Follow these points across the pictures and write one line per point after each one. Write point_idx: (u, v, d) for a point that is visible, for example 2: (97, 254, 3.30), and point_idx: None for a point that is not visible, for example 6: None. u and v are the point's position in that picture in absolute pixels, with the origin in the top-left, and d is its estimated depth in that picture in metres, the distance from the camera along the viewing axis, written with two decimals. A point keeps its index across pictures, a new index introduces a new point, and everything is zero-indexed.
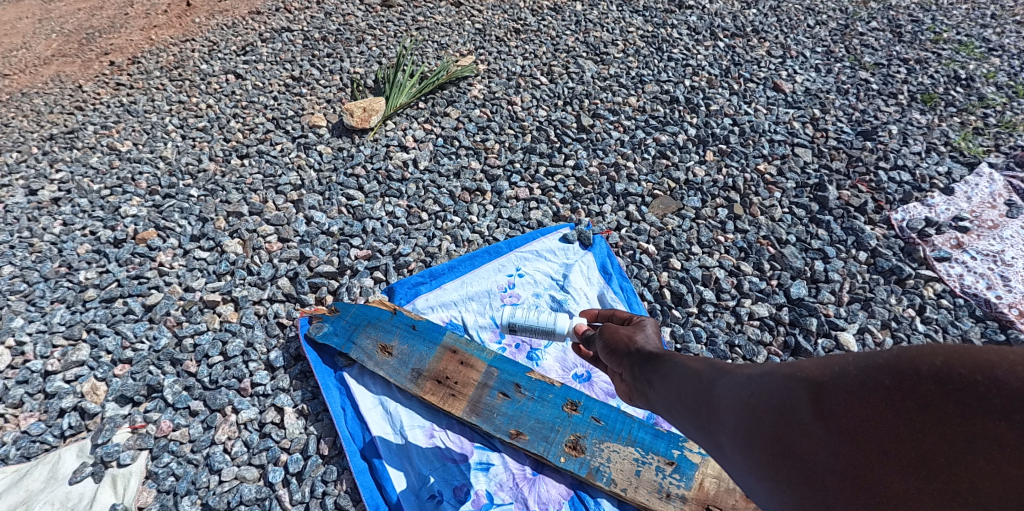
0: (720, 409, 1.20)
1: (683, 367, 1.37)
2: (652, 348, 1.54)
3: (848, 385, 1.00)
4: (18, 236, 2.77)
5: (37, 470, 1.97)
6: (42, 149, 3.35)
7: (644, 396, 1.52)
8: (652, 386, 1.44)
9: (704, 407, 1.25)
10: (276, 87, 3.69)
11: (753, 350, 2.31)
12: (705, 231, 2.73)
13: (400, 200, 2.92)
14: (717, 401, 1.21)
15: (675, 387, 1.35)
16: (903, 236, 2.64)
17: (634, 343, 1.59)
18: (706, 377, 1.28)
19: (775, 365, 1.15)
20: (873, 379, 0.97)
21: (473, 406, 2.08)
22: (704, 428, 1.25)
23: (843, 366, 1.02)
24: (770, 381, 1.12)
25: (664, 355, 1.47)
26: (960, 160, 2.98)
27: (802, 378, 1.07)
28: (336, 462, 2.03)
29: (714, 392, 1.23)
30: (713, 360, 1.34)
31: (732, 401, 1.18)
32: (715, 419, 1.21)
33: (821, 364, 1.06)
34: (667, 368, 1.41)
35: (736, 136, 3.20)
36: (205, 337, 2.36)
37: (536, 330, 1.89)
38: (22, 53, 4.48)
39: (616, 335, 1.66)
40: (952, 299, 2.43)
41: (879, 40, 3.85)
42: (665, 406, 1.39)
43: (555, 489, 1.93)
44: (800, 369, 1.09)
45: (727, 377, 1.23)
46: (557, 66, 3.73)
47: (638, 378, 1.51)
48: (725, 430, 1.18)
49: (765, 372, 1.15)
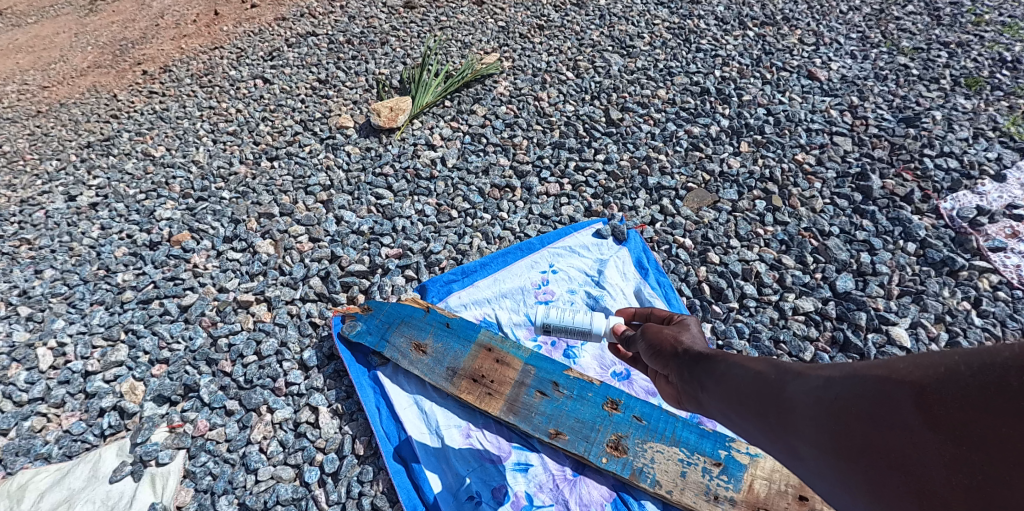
0: (798, 415, 1.10)
1: (741, 368, 1.27)
2: (701, 348, 1.45)
3: (964, 388, 0.91)
4: (59, 241, 2.84)
5: (79, 469, 1.99)
6: (81, 156, 3.42)
7: (695, 400, 1.42)
8: (708, 389, 1.34)
9: (776, 412, 1.15)
10: (303, 90, 3.71)
11: (800, 346, 2.22)
12: (743, 223, 2.65)
13: (429, 199, 2.90)
14: (794, 405, 1.11)
15: (735, 389, 1.25)
16: (953, 226, 2.51)
17: (680, 344, 1.50)
18: (774, 380, 1.18)
19: (858, 365, 1.06)
20: (994, 380, 0.89)
21: (510, 405, 2.04)
22: (776, 435, 1.15)
23: (951, 365, 0.94)
24: (861, 384, 1.03)
25: (716, 355, 1.38)
26: (1011, 145, 2.83)
27: (902, 381, 0.98)
28: (372, 462, 2.01)
29: (787, 395, 1.13)
30: (772, 359, 1.24)
31: (814, 407, 1.08)
32: (791, 427, 1.11)
33: (925, 365, 0.96)
34: (723, 369, 1.32)
35: (772, 126, 3.10)
36: (239, 337, 2.37)
37: (571, 331, 1.84)
38: (60, 66, 4.61)
39: (660, 336, 1.57)
40: (1009, 292, 2.30)
41: (917, 24, 3.70)
42: (723, 411, 1.29)
43: (597, 490, 1.88)
44: (894, 370, 1.00)
45: (800, 379, 1.13)
46: (583, 61, 3.67)
47: (688, 380, 1.41)
48: (807, 439, 1.08)
49: (849, 374, 1.06)
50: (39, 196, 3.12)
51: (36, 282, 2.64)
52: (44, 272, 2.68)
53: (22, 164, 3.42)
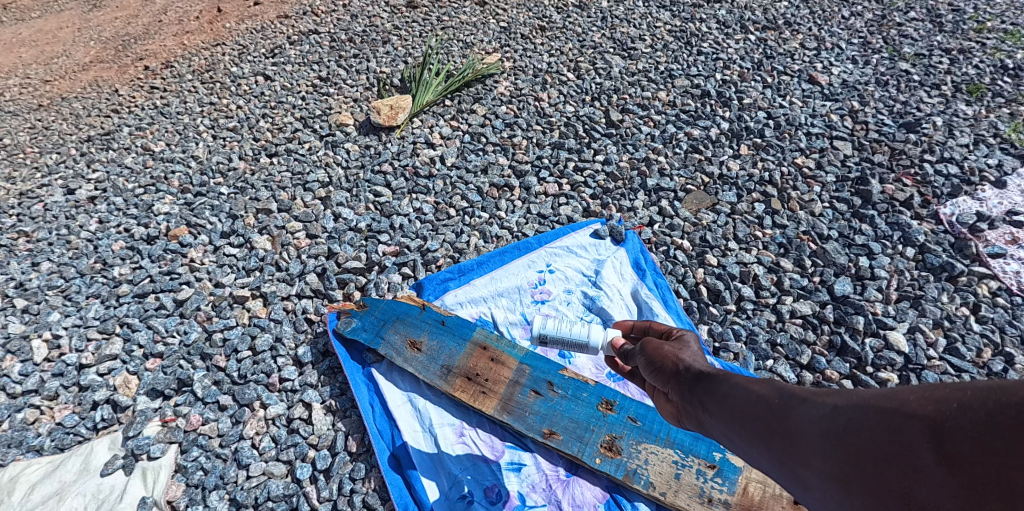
0: (806, 445, 1.08)
1: (745, 391, 1.25)
2: (702, 367, 1.42)
3: (972, 425, 0.89)
4: (56, 234, 2.83)
5: (71, 461, 1.98)
6: (81, 150, 3.42)
7: (697, 419, 1.40)
8: (710, 411, 1.31)
9: (781, 440, 1.13)
10: (304, 87, 3.71)
11: (797, 350, 2.20)
12: (742, 226, 2.64)
13: (428, 197, 2.89)
14: (800, 434, 1.09)
15: (739, 413, 1.22)
16: (953, 231, 2.50)
17: (681, 361, 1.47)
18: (780, 407, 1.15)
19: (867, 394, 1.04)
20: (1003, 418, 0.87)
21: (505, 403, 2.03)
22: (783, 463, 1.13)
23: (961, 401, 0.92)
24: (869, 415, 1.01)
25: (718, 375, 1.35)
26: (1011, 152, 2.82)
27: (912, 415, 0.96)
28: (364, 459, 2.00)
29: (793, 422, 1.11)
30: (776, 383, 1.22)
31: (820, 437, 1.06)
32: (799, 455, 1.09)
33: (935, 400, 0.94)
34: (725, 391, 1.29)
35: (772, 129, 3.09)
36: (234, 332, 2.36)
37: (567, 343, 1.83)
38: (63, 60, 4.62)
39: (659, 353, 1.55)
40: (1009, 298, 2.28)
41: (919, 30, 3.69)
42: (726, 434, 1.27)
43: (590, 491, 1.86)
44: (903, 403, 0.98)
45: (805, 406, 1.11)
46: (584, 62, 3.67)
47: (690, 401, 1.38)
48: (815, 469, 1.06)
49: (856, 403, 1.04)
50: (38, 189, 3.11)
51: (33, 275, 2.63)
52: (41, 265, 2.68)
53: (22, 157, 3.43)
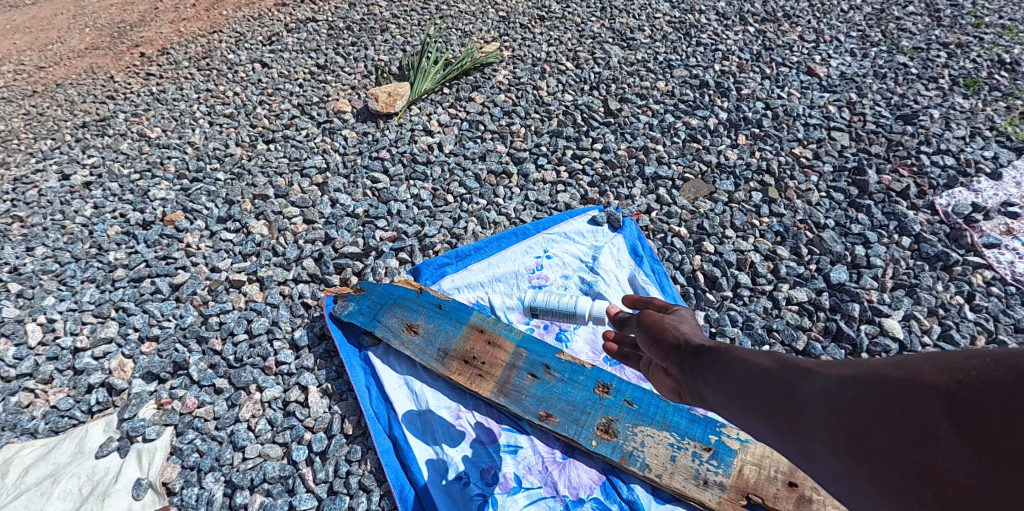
0: (810, 417, 1.08)
1: (748, 363, 1.25)
2: (703, 341, 1.43)
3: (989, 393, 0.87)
4: (51, 219, 2.81)
5: (66, 444, 1.98)
6: (76, 136, 3.40)
7: (697, 394, 1.40)
8: (712, 384, 1.32)
9: (786, 411, 1.13)
10: (301, 75, 3.69)
11: (793, 336, 2.21)
12: (739, 214, 2.65)
13: (425, 184, 2.89)
14: (805, 406, 1.09)
15: (741, 385, 1.23)
16: (948, 222, 2.51)
17: (683, 336, 1.48)
18: (786, 380, 1.15)
19: (875, 363, 1.03)
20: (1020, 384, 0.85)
21: (501, 386, 2.02)
22: (788, 436, 1.13)
23: (977, 368, 0.90)
24: (878, 385, 1.00)
25: (720, 349, 1.35)
26: (1007, 144, 2.84)
27: (926, 384, 0.94)
28: (360, 441, 2.00)
29: (798, 394, 1.11)
30: (780, 355, 1.21)
31: (824, 408, 1.06)
32: (803, 427, 1.09)
33: (948, 368, 0.93)
34: (728, 364, 1.30)
35: (770, 119, 3.10)
36: (230, 316, 2.35)
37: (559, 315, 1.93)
38: (57, 47, 4.58)
39: (661, 327, 1.55)
40: (1003, 287, 2.29)
41: (916, 24, 3.70)
42: (729, 408, 1.27)
43: (586, 473, 1.87)
44: (916, 373, 0.96)
45: (811, 377, 1.11)
46: (583, 52, 3.66)
47: (690, 374, 1.39)
48: (820, 439, 1.06)
49: (863, 373, 1.03)
50: (33, 175, 3.09)
51: (28, 259, 2.61)
52: (36, 249, 2.66)
53: (16, 143, 3.40)
